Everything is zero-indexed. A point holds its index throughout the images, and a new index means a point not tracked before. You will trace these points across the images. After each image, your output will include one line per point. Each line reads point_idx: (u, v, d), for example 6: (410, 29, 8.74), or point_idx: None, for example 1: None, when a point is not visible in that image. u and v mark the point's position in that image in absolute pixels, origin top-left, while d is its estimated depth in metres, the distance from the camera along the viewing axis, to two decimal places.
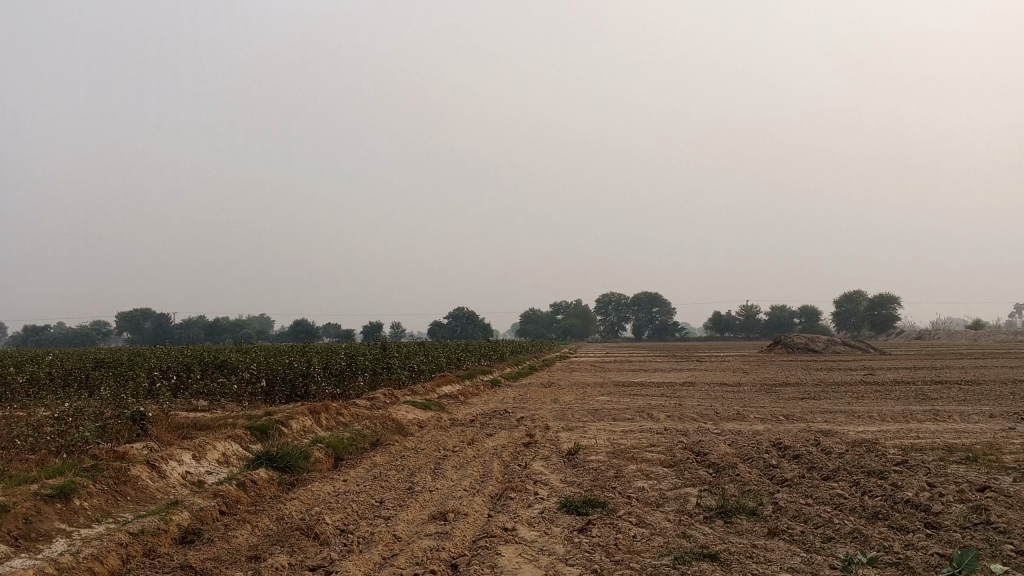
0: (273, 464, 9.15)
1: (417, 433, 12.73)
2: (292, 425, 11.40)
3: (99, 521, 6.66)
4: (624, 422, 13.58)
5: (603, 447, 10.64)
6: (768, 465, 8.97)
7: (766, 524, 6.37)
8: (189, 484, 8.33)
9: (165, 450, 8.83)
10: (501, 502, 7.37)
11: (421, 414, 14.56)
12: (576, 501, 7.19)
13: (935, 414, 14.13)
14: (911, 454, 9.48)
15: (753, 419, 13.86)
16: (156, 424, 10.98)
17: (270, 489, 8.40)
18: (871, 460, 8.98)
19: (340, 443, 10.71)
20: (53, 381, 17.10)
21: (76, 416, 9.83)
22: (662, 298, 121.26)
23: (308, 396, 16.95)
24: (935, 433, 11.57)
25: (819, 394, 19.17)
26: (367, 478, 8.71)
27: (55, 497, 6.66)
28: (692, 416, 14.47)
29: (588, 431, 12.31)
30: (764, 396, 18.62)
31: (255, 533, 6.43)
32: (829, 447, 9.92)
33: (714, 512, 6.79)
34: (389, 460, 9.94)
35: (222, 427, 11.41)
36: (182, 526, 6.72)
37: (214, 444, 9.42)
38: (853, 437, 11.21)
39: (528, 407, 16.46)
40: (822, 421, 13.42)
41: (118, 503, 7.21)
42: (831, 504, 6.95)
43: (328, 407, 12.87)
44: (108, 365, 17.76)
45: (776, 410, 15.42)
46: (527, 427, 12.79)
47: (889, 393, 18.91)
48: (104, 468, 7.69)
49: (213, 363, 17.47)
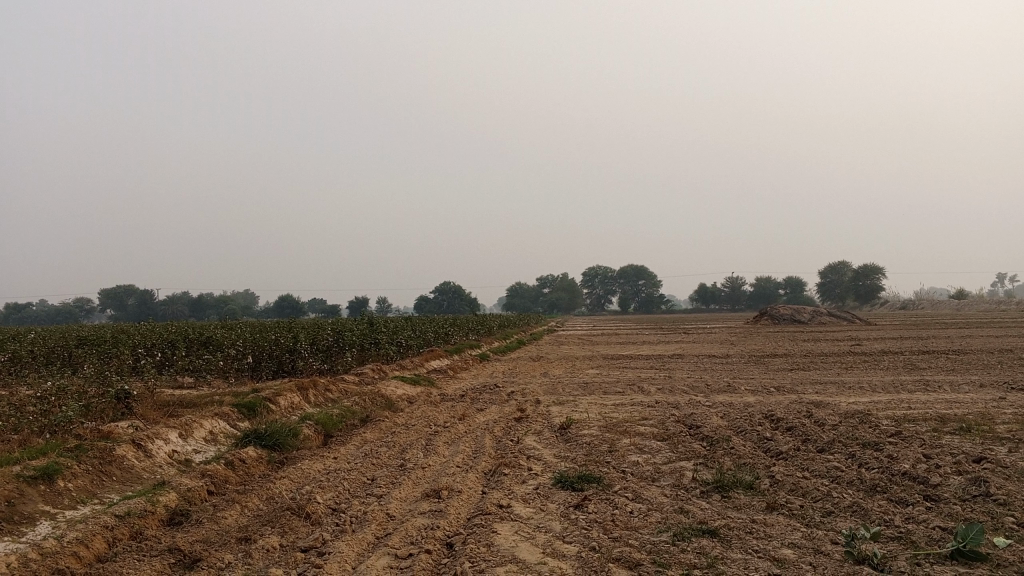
0: (261, 443, 9.01)
1: (406, 409, 12.61)
2: (280, 401, 11.24)
3: (84, 503, 6.51)
4: (615, 395, 13.50)
5: (595, 421, 10.55)
6: (762, 437, 8.90)
7: (764, 498, 6.29)
8: (176, 463, 8.18)
9: (151, 429, 8.66)
10: (494, 479, 7.27)
11: (410, 390, 14.44)
12: (571, 477, 7.07)
13: (924, 384, 14.14)
14: (905, 425, 9.43)
15: (744, 391, 13.82)
16: (142, 402, 10.80)
17: (259, 468, 8.26)
18: (865, 431, 8.93)
19: (329, 419, 10.57)
20: (36, 360, 16.84)
21: (59, 394, 9.64)
22: (648, 271, 121.36)
23: (296, 371, 16.79)
24: (926, 404, 11.56)
25: (808, 365, 19.19)
26: (358, 455, 8.58)
27: (39, 479, 6.50)
28: (682, 389, 14.40)
29: (579, 405, 12.23)
30: (753, 368, 18.61)
31: (245, 514, 6.30)
32: (822, 419, 9.85)
33: (711, 486, 6.71)
34: (379, 437, 9.82)
35: (208, 404, 11.24)
36: (170, 507, 6.57)
37: (201, 422, 9.26)
38: (845, 408, 11.17)
39: (518, 381, 16.35)
40: (813, 392, 13.38)
41: (103, 484, 7.05)
42: (828, 477, 6.89)
43: (316, 384, 12.72)
44: (92, 343, 17.51)
45: (766, 382, 15.38)
46: (517, 402, 12.70)
47: (877, 363, 18.97)
48: (88, 448, 7.52)
49: (198, 339, 17.26)
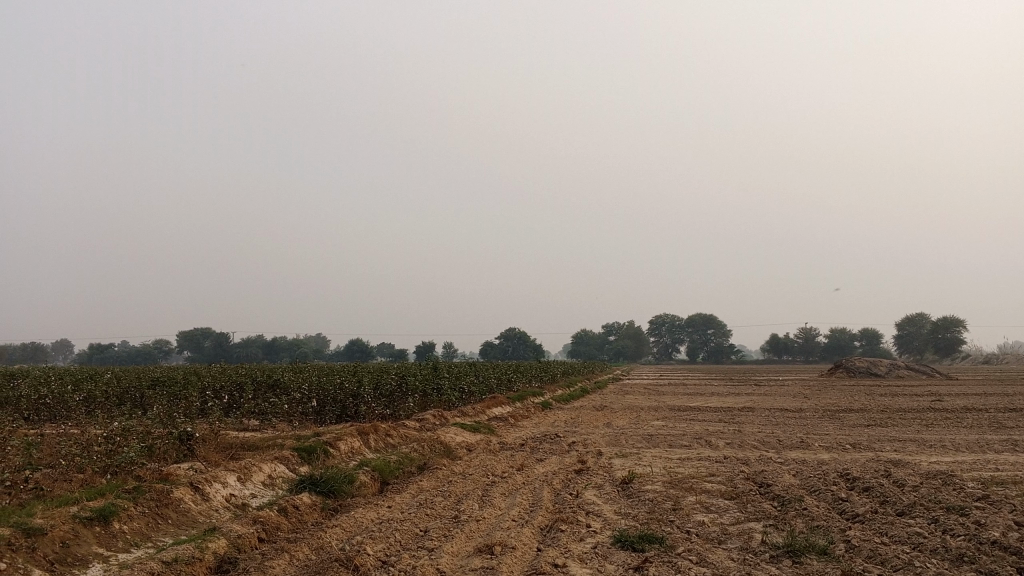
0: (316, 489, 8.91)
1: (465, 457, 12.40)
2: (340, 446, 11.15)
3: (137, 546, 6.46)
4: (680, 449, 13.07)
5: (659, 476, 10.18)
6: (837, 498, 8.42)
7: (839, 566, 5.88)
8: (232, 507, 8.11)
9: (210, 472, 8.65)
10: (550, 535, 6.99)
11: (470, 437, 14.22)
12: (631, 536, 6.74)
13: (1011, 444, 13.31)
14: (991, 488, 8.81)
15: (818, 448, 13.21)
16: (205, 444, 10.84)
17: (313, 515, 8.15)
18: (950, 494, 8.37)
19: (387, 466, 10.42)
20: (109, 400, 17.17)
21: (124, 434, 9.71)
22: (717, 320, 119.42)
23: (359, 416, 16.75)
24: (1014, 466, 10.83)
25: (885, 421, 18.31)
26: (412, 504, 8.38)
27: (95, 520, 6.48)
28: (752, 444, 13.85)
29: (642, 458, 11.83)
30: (827, 424, 17.85)
31: (293, 564, 6.16)
32: (901, 479, 9.30)
33: (782, 550, 6.31)
34: (436, 486, 9.63)
35: (269, 447, 11.21)
36: (218, 554, 6.48)
37: (260, 465, 9.22)
38: (926, 468, 10.55)
39: (581, 431, 15.98)
40: (892, 451, 12.72)
41: (158, 527, 7.01)
42: (909, 544, 6.42)
43: (377, 428, 12.62)
44: (163, 384, 17.78)
45: (841, 439, 14.69)
46: (579, 453, 12.37)
47: (960, 420, 18.02)
48: (146, 490, 7.51)
49: (265, 382, 17.38)
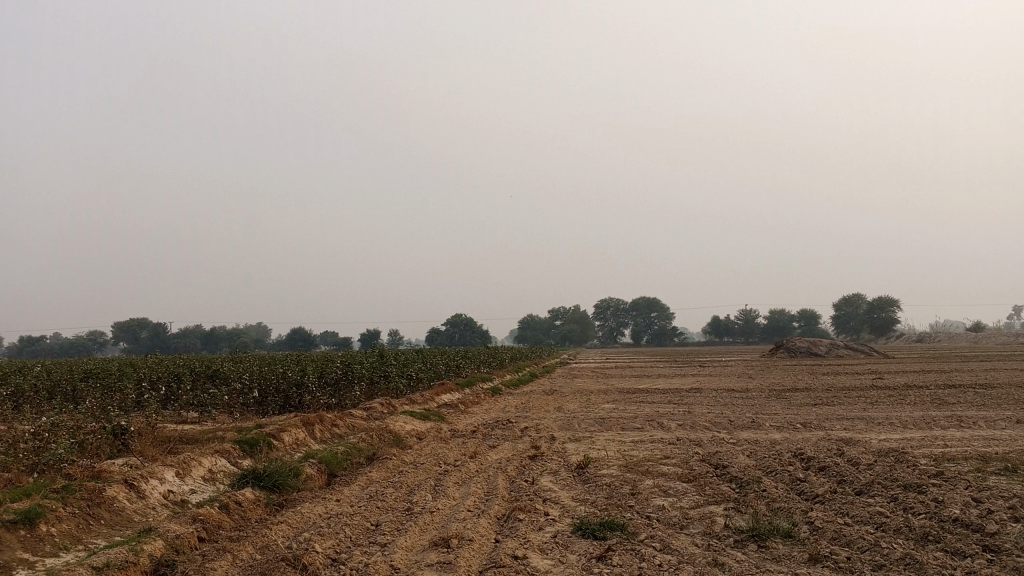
0: (260, 484, 8.51)
1: (415, 446, 12.09)
2: (284, 437, 10.72)
3: (66, 550, 6.01)
4: (634, 432, 12.94)
5: (614, 459, 10.02)
6: (795, 478, 8.33)
7: (805, 549, 5.74)
8: (171, 505, 7.68)
9: (146, 467, 8.18)
10: (508, 525, 6.73)
11: (419, 425, 13.89)
12: (592, 523, 6.52)
13: (957, 420, 13.46)
14: (944, 465, 8.83)
15: (769, 428, 13.23)
16: (141, 438, 10.30)
17: (256, 511, 7.76)
18: (904, 471, 8.34)
19: (333, 458, 10.03)
20: (38, 395, 16.38)
21: (53, 429, 9.15)
22: (661, 304, 120.85)
23: (302, 406, 16.25)
24: (962, 442, 10.94)
25: (831, 400, 18.50)
26: (362, 497, 8.04)
27: (19, 523, 6.00)
28: (704, 425, 13.81)
29: (596, 442, 11.66)
30: (776, 403, 17.94)
31: (236, 565, 5.79)
32: (856, 457, 9.28)
33: (747, 535, 6.15)
34: (386, 477, 9.31)
35: (210, 440, 10.72)
36: (155, 557, 6.08)
37: (200, 459, 8.76)
38: (877, 446, 10.58)
39: (532, 416, 15.78)
40: (842, 429, 12.77)
41: (90, 528, 6.56)
42: (872, 524, 6.33)
43: (323, 418, 12.22)
44: (96, 377, 17.03)
45: (791, 418, 14.73)
46: (532, 438, 12.17)
47: (902, 397, 18.25)
48: (76, 489, 7.03)
49: (205, 373, 16.77)
